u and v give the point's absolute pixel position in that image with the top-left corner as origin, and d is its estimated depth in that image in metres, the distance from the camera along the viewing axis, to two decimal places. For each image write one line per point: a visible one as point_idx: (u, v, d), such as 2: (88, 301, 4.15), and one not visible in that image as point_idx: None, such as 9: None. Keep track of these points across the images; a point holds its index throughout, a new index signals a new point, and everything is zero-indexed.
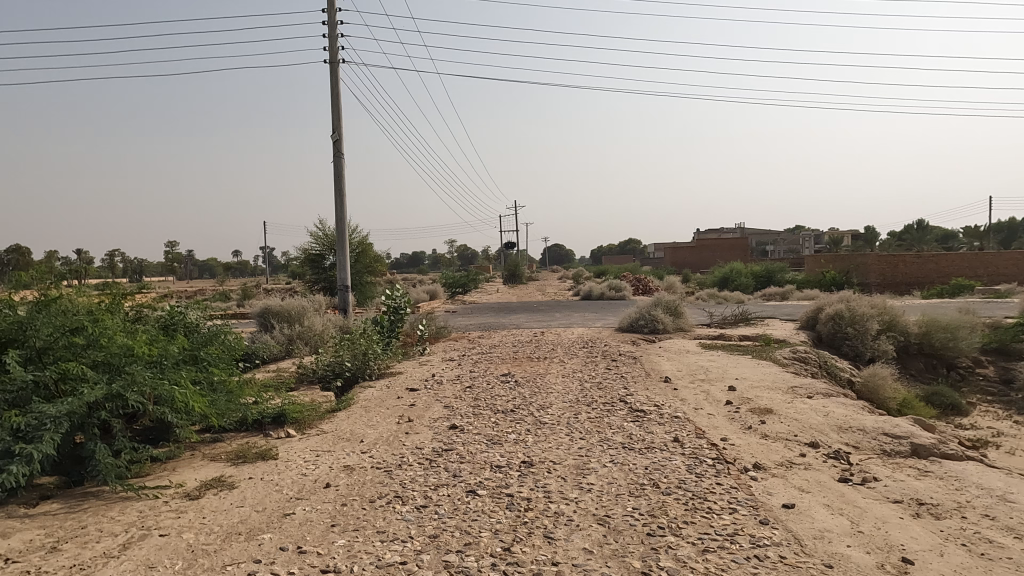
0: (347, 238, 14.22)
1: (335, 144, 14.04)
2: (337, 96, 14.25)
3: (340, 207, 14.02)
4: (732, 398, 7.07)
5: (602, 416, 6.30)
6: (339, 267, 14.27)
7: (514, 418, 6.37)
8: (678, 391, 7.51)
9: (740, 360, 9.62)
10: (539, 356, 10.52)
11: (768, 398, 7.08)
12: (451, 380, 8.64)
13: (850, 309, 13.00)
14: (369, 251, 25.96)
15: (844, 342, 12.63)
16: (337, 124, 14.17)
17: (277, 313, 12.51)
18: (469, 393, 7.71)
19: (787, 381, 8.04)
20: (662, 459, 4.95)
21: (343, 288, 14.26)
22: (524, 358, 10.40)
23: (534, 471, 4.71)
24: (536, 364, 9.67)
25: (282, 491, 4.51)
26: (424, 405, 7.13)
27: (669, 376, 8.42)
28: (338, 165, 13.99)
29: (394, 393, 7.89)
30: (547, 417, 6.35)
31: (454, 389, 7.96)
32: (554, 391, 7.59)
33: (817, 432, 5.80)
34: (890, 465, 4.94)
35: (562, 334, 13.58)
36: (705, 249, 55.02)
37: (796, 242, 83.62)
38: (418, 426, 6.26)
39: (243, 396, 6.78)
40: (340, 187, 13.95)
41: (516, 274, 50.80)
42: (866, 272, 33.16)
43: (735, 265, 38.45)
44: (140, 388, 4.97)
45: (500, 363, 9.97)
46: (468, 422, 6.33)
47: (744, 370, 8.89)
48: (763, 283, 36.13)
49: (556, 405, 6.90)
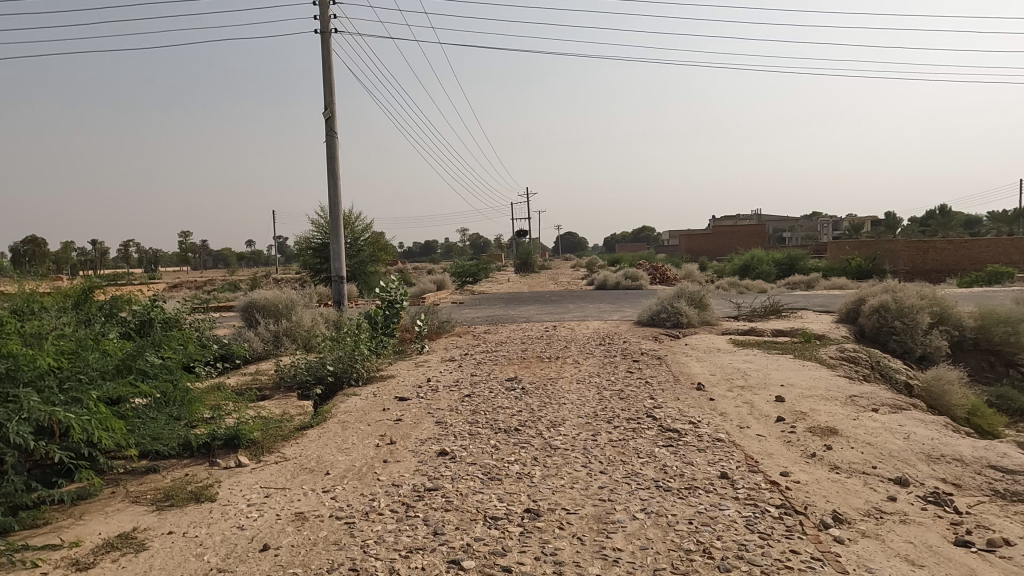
0: (341, 225, 13.08)
1: (328, 121, 12.89)
2: (328, 71, 13.08)
3: (334, 191, 12.88)
4: (783, 413, 5.84)
5: (626, 440, 5.10)
6: (333, 256, 13.12)
7: (518, 440, 5.21)
8: (716, 403, 6.30)
9: (781, 361, 8.37)
10: (551, 356, 9.34)
11: (827, 412, 5.85)
12: (449, 387, 7.46)
13: (897, 300, 11.68)
14: (374, 241, 24.93)
15: (891, 337, 11.33)
16: (329, 100, 13.01)
17: (262, 308, 11.35)
18: (468, 404, 6.54)
19: (843, 389, 6.80)
20: (710, 508, 3.75)
21: (338, 279, 13.14)
22: (533, 359, 9.21)
23: (542, 528, 3.53)
24: (547, 367, 8.47)
25: (203, 556, 3.36)
26: (412, 421, 5.99)
27: (702, 382, 7.21)
28: (331, 145, 12.85)
29: (380, 404, 6.73)
30: (559, 440, 5.17)
31: (450, 399, 6.82)
32: (568, 403, 6.40)
33: (903, 462, 4.57)
34: (1015, 517, 3.71)
35: (576, 329, 12.39)
36: (721, 237, 53.45)
37: (815, 228, 81.54)
38: (401, 451, 5.11)
39: (194, 413, 5.65)
40: (334, 169, 12.82)
41: (527, 263, 49.50)
42: (895, 259, 31.60)
43: (755, 252, 36.97)
44: (36, 414, 3.83)
45: (507, 365, 8.78)
46: (463, 445, 5.17)
47: (788, 373, 7.65)
48: (785, 271, 34.63)
49: (568, 423, 5.71)
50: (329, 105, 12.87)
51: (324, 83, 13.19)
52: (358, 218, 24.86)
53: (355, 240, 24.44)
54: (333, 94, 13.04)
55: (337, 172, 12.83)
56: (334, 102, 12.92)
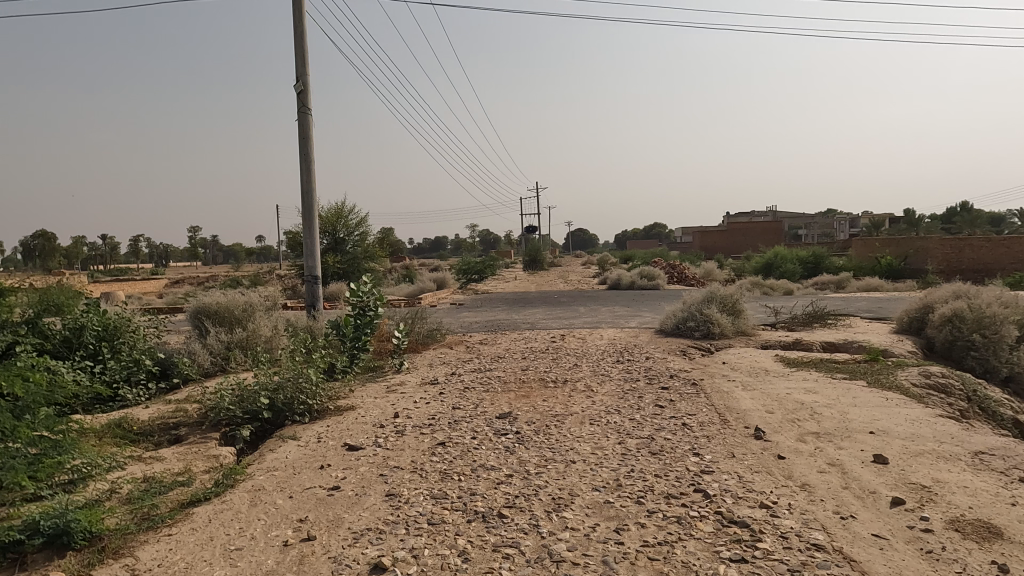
0: (315, 217, 11.26)
1: (299, 95, 11.10)
2: (300, 37, 11.26)
3: (307, 177, 11.11)
4: (896, 489, 3.95)
5: (670, 547, 3.23)
6: (306, 253, 11.27)
7: (500, 543, 3.35)
8: (791, 467, 4.40)
9: (855, 392, 6.44)
10: (556, 379, 7.49)
11: (963, 489, 3.94)
12: (420, 427, 5.62)
13: (973, 307, 9.68)
14: (370, 238, 23.18)
15: (968, 354, 9.35)
16: (301, 71, 11.20)
17: (214, 313, 9.49)
18: (439, 461, 4.70)
19: (962, 442, 4.87)
20: None
21: (311, 279, 11.31)
22: (534, 382, 7.37)
23: None
24: (552, 397, 6.60)
25: None
26: (353, 492, 4.15)
27: (760, 427, 5.33)
28: (303, 123, 11.07)
29: (319, 457, 4.90)
30: (564, 545, 3.30)
31: (416, 449, 5.00)
32: (578, 464, 4.53)
33: None
34: None
35: (588, 340, 10.51)
36: (737, 234, 51.34)
37: (833, 224, 78.92)
38: (316, 558, 3.27)
39: (25, 481, 3.82)
40: (307, 152, 11.06)
41: (537, 260, 47.78)
42: (928, 258, 29.35)
43: (777, 249, 34.79)
44: None
45: (501, 392, 6.93)
46: (413, 548, 3.32)
47: (873, 412, 5.73)
48: (809, 270, 32.53)
49: (578, 503, 3.85)
50: (300, 77, 11.06)
51: (296, 51, 11.39)
52: (353, 212, 23.15)
53: (349, 236, 22.67)
54: (306, 65, 11.25)
55: (311, 155, 11.07)
56: (306, 74, 11.12)
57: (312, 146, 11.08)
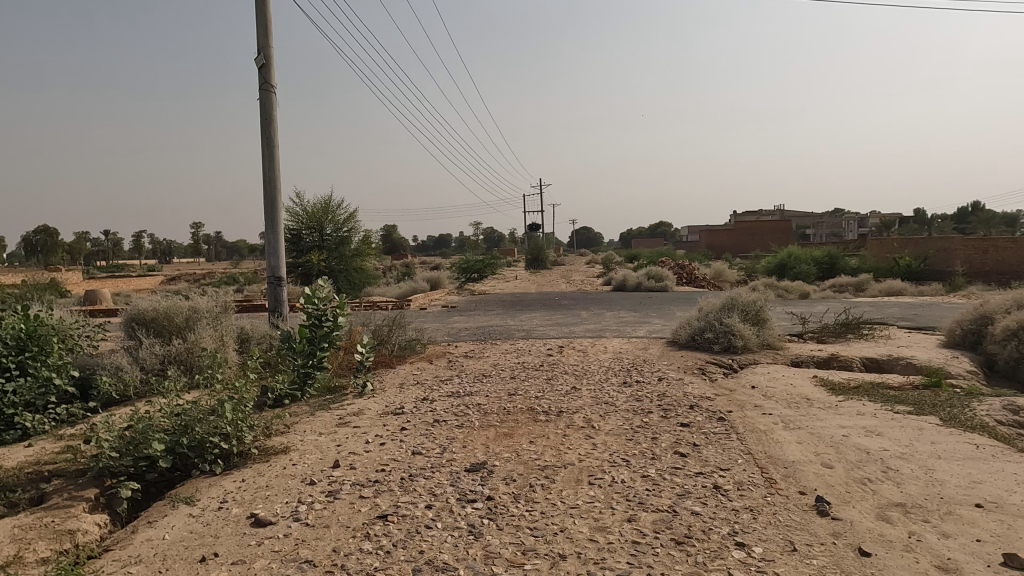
0: (279, 210, 9.83)
1: (260, 70, 9.69)
2: (262, 4, 9.85)
3: (270, 164, 9.73)
4: None
5: None
6: (269, 251, 9.85)
7: None
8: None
9: (935, 436, 4.97)
10: (548, 409, 6.05)
11: None
12: (362, 487, 4.19)
13: None
14: (360, 234, 21.80)
15: None
16: (263, 44, 9.81)
17: (151, 322, 8.09)
18: (369, 553, 3.27)
19: None
20: None
21: (274, 280, 9.87)
22: (521, 414, 5.93)
23: None
24: (541, 437, 5.16)
25: None
26: None
27: (822, 496, 3.87)
28: (265, 102, 9.68)
29: (207, 541, 3.48)
30: None
31: (342, 529, 3.57)
32: (569, 565, 3.09)
33: None
34: None
35: (590, 354, 9.07)
36: (745, 233, 49.83)
37: (841, 224, 77.17)
38: None
39: None
40: (270, 135, 9.69)
41: (539, 259, 46.43)
42: (951, 259, 27.65)
43: (789, 250, 33.22)
44: None
45: (478, 428, 5.50)
46: None
47: (970, 470, 4.26)
48: (823, 271, 30.97)
49: None
50: (261, 49, 9.65)
51: (259, 21, 9.99)
52: (342, 207, 21.80)
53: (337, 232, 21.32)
54: (270, 36, 9.87)
55: (274, 139, 9.68)
56: (269, 46, 9.72)
57: (275, 128, 9.72)
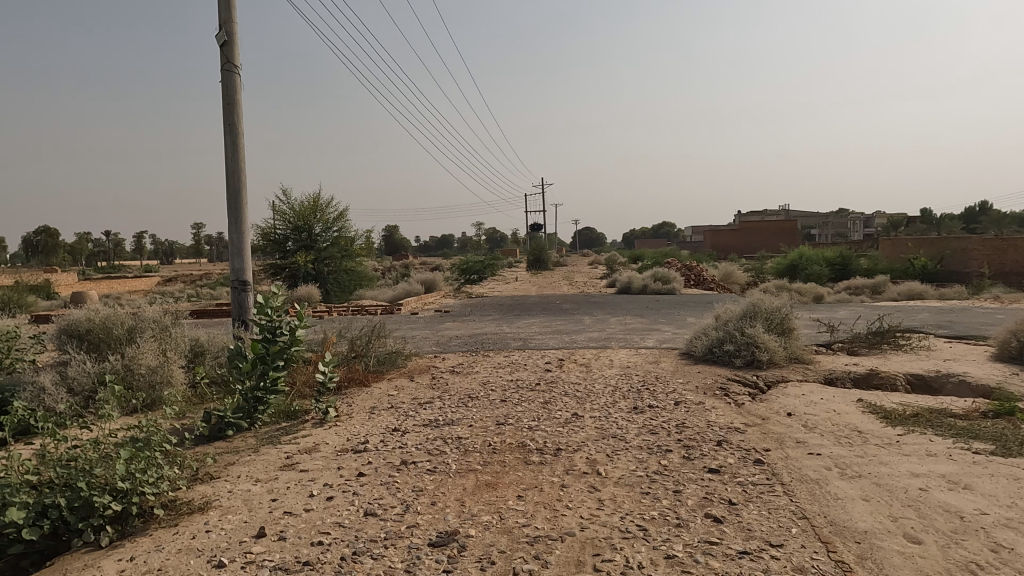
0: (244, 206, 8.72)
1: (222, 48, 8.61)
2: None
3: (234, 154, 8.64)
4: None
5: None
6: (233, 253, 8.73)
7: None
8: None
9: None
10: (542, 446, 4.93)
11: None
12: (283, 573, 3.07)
13: None
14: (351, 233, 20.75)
15: None
16: (226, 17, 8.71)
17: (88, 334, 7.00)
18: None
19: None
20: None
21: (238, 283, 8.75)
22: (509, 452, 4.82)
23: None
24: (532, 491, 4.04)
25: None
26: None
27: None
28: (228, 84, 8.58)
29: None
30: None
31: None
32: None
33: None
34: None
35: (594, 369, 7.95)
36: (750, 232, 48.71)
37: (848, 224, 75.85)
38: None
39: None
40: (233, 122, 8.60)
41: (541, 259, 45.38)
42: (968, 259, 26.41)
43: (799, 250, 32.03)
44: None
45: (455, 474, 4.38)
46: None
47: None
48: (835, 271, 29.74)
49: None
50: (222, 24, 8.56)
51: None
52: (332, 205, 20.77)
53: (326, 231, 20.25)
54: (233, 10, 8.77)
55: (238, 125, 8.59)
56: (231, 21, 8.62)
57: (239, 113, 8.62)
